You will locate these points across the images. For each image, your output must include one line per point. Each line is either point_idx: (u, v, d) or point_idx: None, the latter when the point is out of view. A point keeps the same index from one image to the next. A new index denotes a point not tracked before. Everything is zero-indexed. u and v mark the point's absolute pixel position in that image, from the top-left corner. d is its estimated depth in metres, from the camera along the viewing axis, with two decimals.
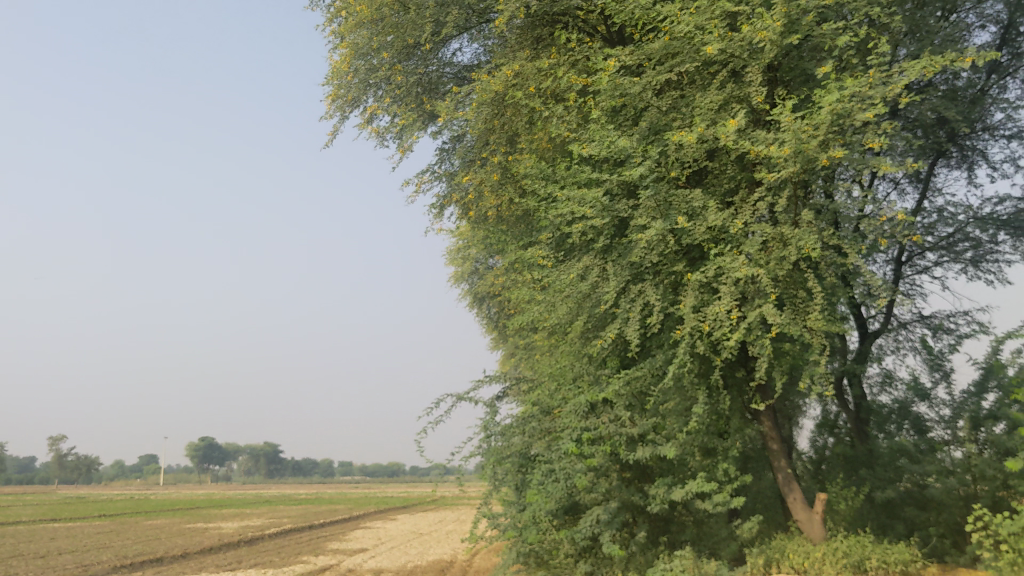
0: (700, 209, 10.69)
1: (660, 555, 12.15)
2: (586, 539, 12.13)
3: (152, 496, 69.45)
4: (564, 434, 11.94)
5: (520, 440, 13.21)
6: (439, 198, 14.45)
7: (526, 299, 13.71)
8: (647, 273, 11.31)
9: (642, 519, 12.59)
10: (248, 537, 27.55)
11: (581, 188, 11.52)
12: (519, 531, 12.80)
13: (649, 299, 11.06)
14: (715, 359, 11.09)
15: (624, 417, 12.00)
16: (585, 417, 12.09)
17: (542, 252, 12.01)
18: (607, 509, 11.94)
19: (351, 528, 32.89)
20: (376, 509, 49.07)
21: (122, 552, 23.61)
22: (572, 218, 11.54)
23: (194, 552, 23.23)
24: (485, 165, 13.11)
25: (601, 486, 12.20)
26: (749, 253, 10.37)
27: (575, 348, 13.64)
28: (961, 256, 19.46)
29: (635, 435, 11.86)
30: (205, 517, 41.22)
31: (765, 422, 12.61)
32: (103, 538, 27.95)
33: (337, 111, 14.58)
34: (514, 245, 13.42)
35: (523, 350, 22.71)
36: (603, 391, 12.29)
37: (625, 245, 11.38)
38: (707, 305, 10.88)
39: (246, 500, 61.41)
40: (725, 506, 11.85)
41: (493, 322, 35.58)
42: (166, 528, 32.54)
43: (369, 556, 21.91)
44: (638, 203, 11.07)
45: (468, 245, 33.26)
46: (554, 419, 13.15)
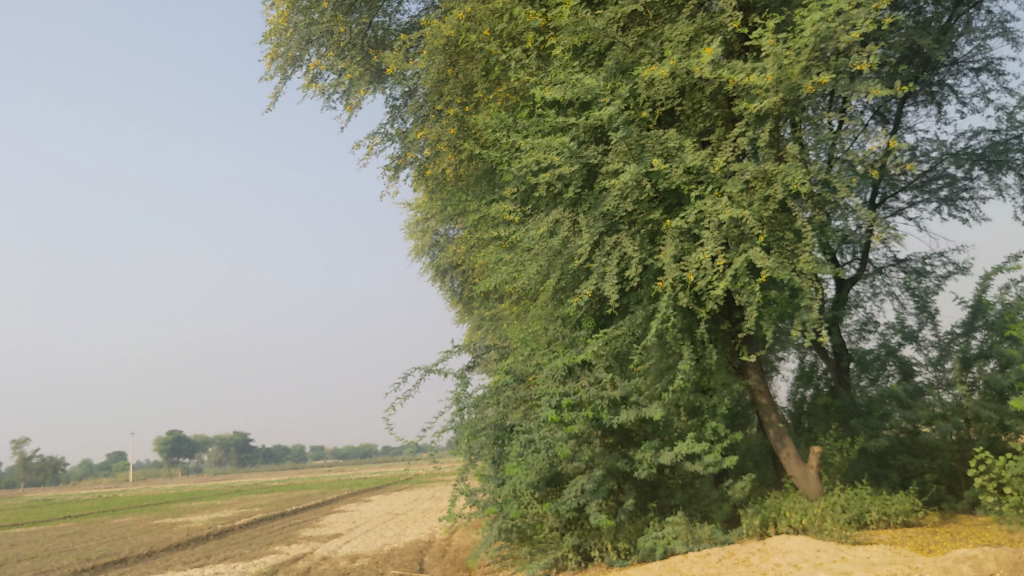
0: (675, 149, 9.97)
1: (651, 523, 11.45)
2: (572, 511, 11.40)
3: (120, 494, 68.08)
4: (542, 401, 11.10)
5: (494, 411, 12.48)
6: (394, 158, 13.51)
7: (493, 260, 12.84)
8: (622, 224, 10.52)
9: (628, 486, 11.88)
10: (217, 530, 26.62)
11: (546, 134, 10.69)
12: (500, 507, 12.08)
13: (625, 251, 10.25)
14: (700, 311, 10.36)
15: (605, 380, 11.17)
16: (562, 382, 11.25)
17: (507, 209, 11.13)
18: (592, 478, 11.22)
19: (325, 514, 32.00)
20: (349, 492, 48.17)
21: (84, 555, 22.57)
22: (538, 168, 10.63)
23: (161, 549, 22.27)
24: (441, 120, 12.08)
25: (583, 455, 11.53)
26: (732, 194, 9.69)
27: (547, 311, 12.85)
28: (935, 195, 18.88)
29: (618, 397, 11.06)
30: (173, 512, 40.10)
31: (753, 375, 11.92)
32: (66, 540, 26.89)
33: (278, 71, 13.57)
34: (476, 204, 12.53)
35: (489, 318, 21.89)
36: (580, 352, 11.51)
37: (596, 195, 10.54)
38: (689, 254, 10.10)
39: (218, 492, 60.31)
40: (717, 467, 11.15)
41: (457, 295, 34.66)
42: (132, 526, 31.47)
43: (345, 541, 21.11)
44: (608, 148, 10.29)
45: (428, 216, 32.29)
46: (530, 386, 12.37)
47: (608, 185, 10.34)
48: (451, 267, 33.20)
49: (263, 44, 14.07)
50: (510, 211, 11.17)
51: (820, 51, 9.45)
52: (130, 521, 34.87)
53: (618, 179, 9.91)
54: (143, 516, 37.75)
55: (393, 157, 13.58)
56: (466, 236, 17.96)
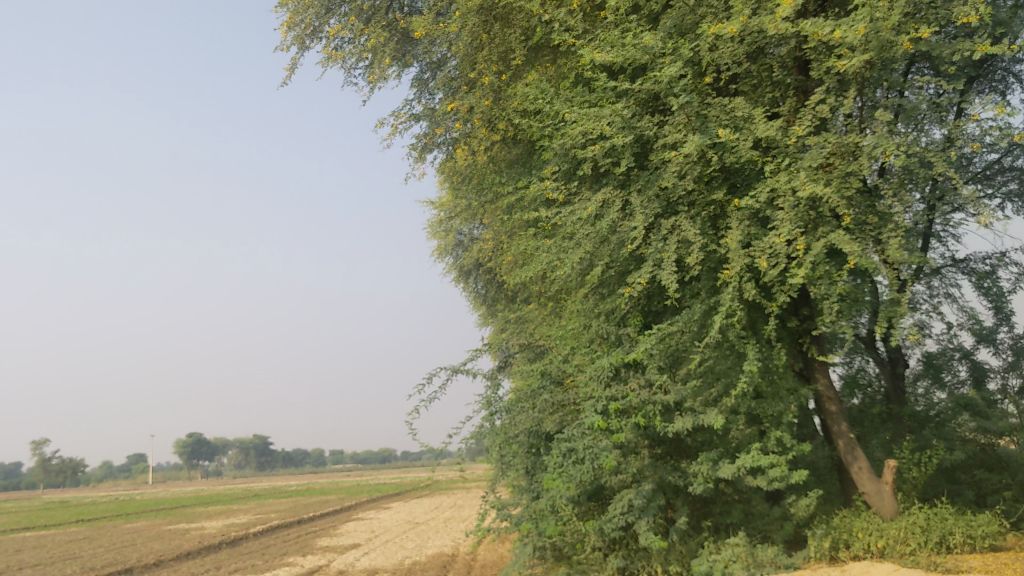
0: (744, 118, 8.75)
1: (706, 544, 10.15)
2: (617, 529, 10.14)
3: (138, 498, 67.17)
4: (586, 405, 9.81)
5: (530, 416, 11.23)
6: (420, 137, 12.22)
7: (529, 249, 11.57)
8: (679, 204, 9.20)
9: (680, 501, 10.59)
10: (230, 538, 25.45)
11: (594, 103, 9.44)
12: (536, 523, 10.84)
13: (685, 237, 8.93)
14: (769, 305, 9.10)
15: (657, 383, 9.83)
16: (609, 384, 9.95)
17: (549, 186, 9.79)
18: (641, 493, 9.99)
19: (341, 522, 30.73)
20: (368, 498, 47.02)
21: (89, 563, 21.45)
22: (585, 140, 9.38)
23: (169, 559, 21.08)
24: (473, 92, 10.74)
25: (631, 466, 10.28)
26: (810, 168, 8.45)
27: (588, 306, 11.56)
28: (1001, 188, 17.47)
29: (671, 403, 9.72)
30: (187, 516, 38.99)
31: (821, 378, 10.63)
32: (73, 547, 25.80)
33: (294, 42, 12.41)
34: (512, 187, 11.25)
35: (517, 319, 20.65)
36: (630, 351, 10.21)
37: (651, 172, 9.26)
38: (759, 239, 8.83)
39: (235, 497, 59.23)
40: (783, 483, 9.84)
41: (482, 297, 33.41)
42: (143, 532, 30.35)
43: (363, 553, 19.90)
44: (666, 119, 9.06)
45: (454, 214, 31.07)
46: (570, 389, 11.11)
47: (664, 160, 9.07)
48: (476, 268, 31.90)
49: (279, 12, 12.93)
50: (553, 187, 9.81)
51: (915, 3, 8.20)
52: (143, 526, 33.93)
53: (678, 151, 8.67)
54: (156, 521, 36.63)
55: (419, 136, 12.28)
56: (497, 228, 16.72)
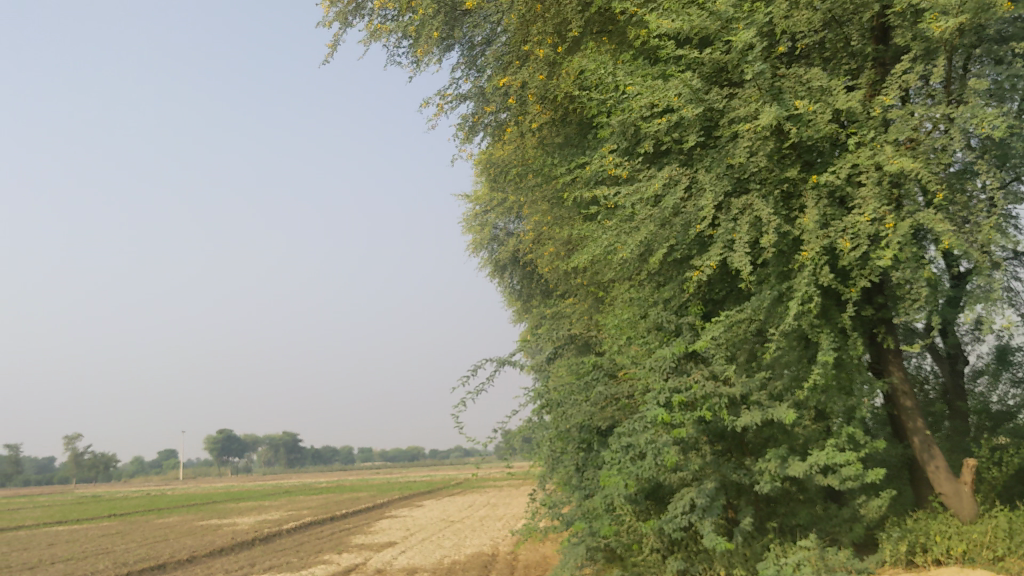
0: (824, 88, 8.09)
1: (772, 546, 9.48)
2: (677, 530, 9.53)
3: (171, 494, 67.14)
4: (647, 397, 9.22)
5: (583, 411, 10.68)
6: (466, 116, 11.66)
7: (582, 234, 10.96)
8: (750, 182, 8.55)
9: (743, 501, 9.95)
10: (264, 534, 25.00)
11: (658, 73, 8.76)
12: (590, 522, 10.28)
13: (758, 216, 8.26)
14: (848, 290, 8.43)
15: (723, 375, 9.20)
16: (670, 375, 9.35)
17: (611, 160, 9.04)
18: (704, 491, 9.40)
19: (375, 519, 30.27)
20: (401, 495, 46.54)
21: (122, 559, 21.10)
22: (649, 113, 8.70)
23: (202, 554, 20.68)
24: (526, 66, 10.16)
25: (693, 464, 9.75)
26: (897, 142, 7.78)
27: (644, 294, 10.94)
28: None
29: (737, 395, 9.08)
30: (218, 512, 38.68)
31: (896, 372, 9.94)
32: (107, 542, 25.54)
33: (337, 18, 11.91)
34: (565, 167, 10.65)
35: (559, 313, 20.02)
36: (692, 341, 9.60)
37: (719, 148, 8.60)
38: (837, 219, 8.17)
39: (268, 493, 59.08)
40: (857, 482, 9.19)
41: (518, 292, 32.71)
42: (175, 527, 30.04)
43: (400, 551, 19.38)
44: (737, 90, 8.42)
45: (491, 207, 30.38)
46: (625, 382, 10.51)
47: (734, 134, 8.42)
48: (511, 263, 31.29)
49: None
50: (614, 162, 9.09)
51: None
52: (176, 522, 33.70)
53: (752, 124, 8.03)
54: (187, 516, 36.34)
55: (466, 116, 11.72)
56: (543, 216, 16.09)
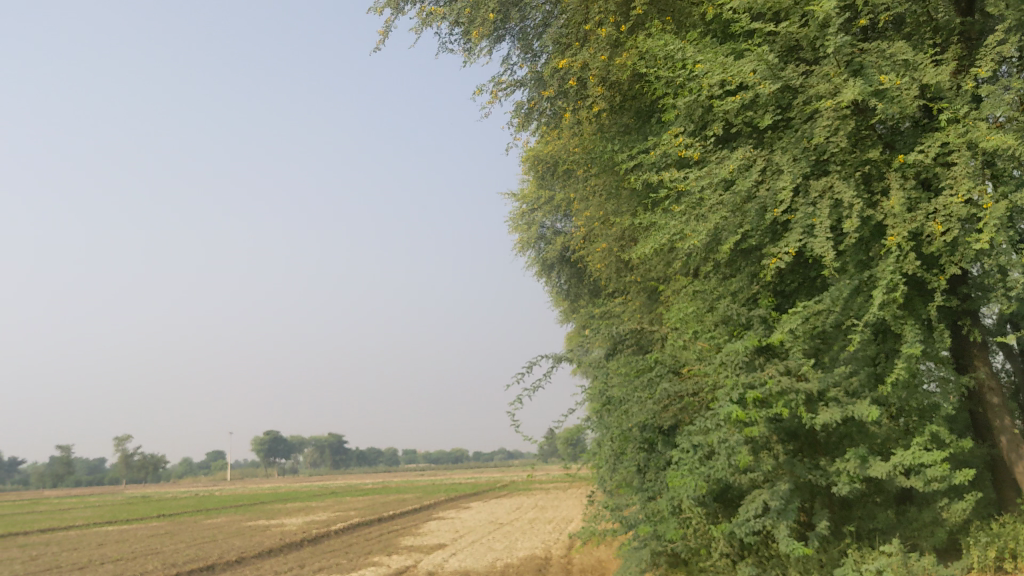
0: (910, 62, 7.57)
1: (852, 552, 8.93)
2: (750, 534, 9.01)
3: (218, 494, 67.37)
4: (718, 394, 8.72)
5: (644, 409, 10.14)
6: (522, 102, 11.25)
7: (644, 224, 10.48)
8: (829, 164, 8.03)
9: (817, 504, 9.40)
10: (312, 535, 24.71)
11: (730, 50, 8.36)
12: (656, 525, 9.78)
13: (839, 199, 7.74)
14: (935, 279, 7.88)
15: (799, 369, 8.68)
16: (742, 370, 8.84)
17: (681, 141, 8.64)
18: (778, 492, 8.87)
19: (423, 521, 29.92)
20: (447, 498, 46.15)
21: (170, 559, 20.90)
22: (721, 91, 8.32)
23: (250, 556, 20.42)
24: (587, 46, 9.74)
25: (765, 464, 9.23)
26: (992, 118, 7.23)
27: (710, 287, 10.44)
28: None
29: (814, 391, 8.55)
30: (265, 513, 38.57)
31: (982, 367, 9.34)
32: (156, 542, 25.37)
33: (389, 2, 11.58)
34: (626, 153, 10.20)
35: (613, 311, 19.50)
36: (765, 334, 9.09)
37: (795, 128, 8.10)
38: (926, 202, 7.62)
39: (314, 494, 59.02)
40: (943, 484, 8.61)
41: (566, 291, 32.16)
42: (223, 528, 29.90)
43: (451, 554, 18.95)
44: (815, 66, 7.92)
45: (539, 205, 29.88)
46: (690, 379, 10.02)
47: (811, 113, 7.96)
48: (559, 261, 30.80)
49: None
50: (684, 143, 8.69)
51: None
52: (224, 522, 33.61)
53: (833, 100, 7.51)
54: (235, 518, 36.23)
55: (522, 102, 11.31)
56: (598, 211, 15.61)
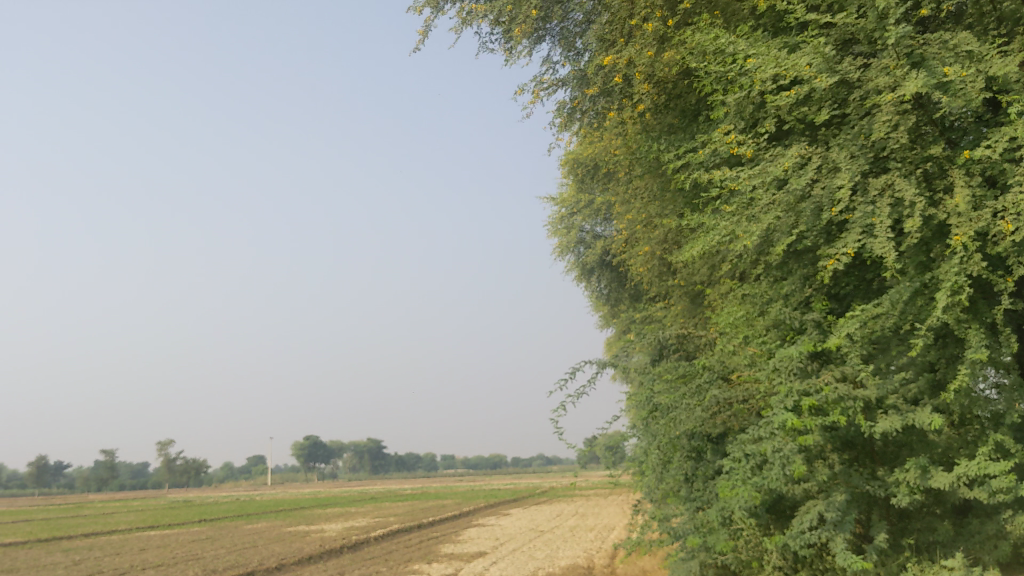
0: (975, 52, 7.21)
1: (911, 567, 8.55)
2: (805, 547, 8.67)
3: (258, 499, 67.70)
4: (772, 401, 8.40)
5: (692, 417, 9.83)
6: (566, 100, 11.04)
7: (691, 225, 10.21)
8: (888, 161, 7.69)
9: (875, 515, 9.02)
10: (352, 542, 24.60)
11: (784, 44, 8.08)
12: (706, 538, 9.47)
13: (899, 197, 7.40)
14: (1002, 281, 7.50)
15: (856, 375, 8.33)
16: (797, 376, 8.52)
17: (734, 137, 8.38)
18: (835, 503, 8.53)
19: (464, 528, 29.71)
20: (486, 504, 45.96)
21: (212, 565, 20.87)
22: (775, 86, 8.04)
23: (291, 562, 20.34)
24: (633, 42, 9.50)
25: (820, 474, 8.89)
26: None
27: (761, 290, 10.13)
28: None
29: (872, 399, 8.19)
30: (305, 519, 38.58)
31: None
32: (197, 548, 25.35)
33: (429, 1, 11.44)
34: (673, 152, 9.93)
35: (657, 316, 19.16)
36: (820, 339, 8.76)
37: (853, 124, 7.78)
38: (993, 200, 7.24)
39: (354, 500, 59.18)
40: (1009, 496, 8.18)
41: (607, 296, 31.81)
42: (264, 534, 29.92)
43: (493, 562, 18.71)
44: (873, 58, 7.60)
45: (579, 209, 29.59)
46: (740, 386, 9.70)
47: (869, 107, 7.64)
48: (599, 265, 30.49)
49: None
50: (736, 140, 8.42)
51: None
52: (265, 528, 33.60)
53: (894, 93, 7.18)
54: (275, 523, 36.28)
55: (566, 100, 11.09)
56: (642, 214, 15.32)
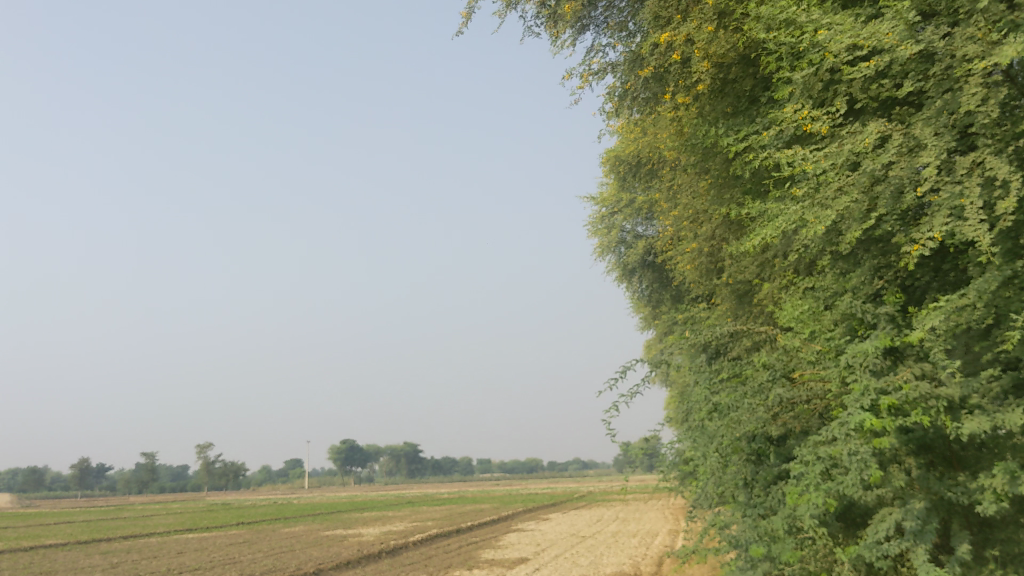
0: None
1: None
2: (882, 559, 8.02)
3: (296, 502, 67.58)
4: (846, 401, 7.77)
5: (753, 417, 9.23)
6: (619, 80, 10.55)
7: (751, 213, 9.63)
8: (976, 139, 7.04)
9: (955, 525, 8.32)
10: (391, 546, 24.15)
11: (859, 14, 7.51)
12: (771, 547, 8.83)
13: (991, 176, 6.74)
14: None
15: (937, 373, 7.68)
16: (872, 374, 7.88)
17: (805, 115, 7.82)
18: (914, 511, 7.87)
19: (504, 533, 29.14)
20: (525, 508, 45.41)
21: (250, 569, 20.47)
22: (850, 59, 7.46)
23: (330, 567, 19.91)
24: (693, 17, 8.99)
25: (896, 479, 8.26)
26: None
27: (826, 284, 9.52)
28: None
29: (956, 398, 7.54)
30: (343, 522, 38.21)
31: None
32: (235, 552, 25.01)
33: None
34: (733, 135, 9.38)
35: (707, 315, 18.51)
36: (895, 333, 8.13)
37: (935, 100, 7.15)
38: None
39: (391, 503, 58.83)
40: None
41: (649, 296, 31.10)
42: (302, 537, 29.56)
43: (536, 568, 18.12)
44: (959, 27, 6.97)
45: (620, 208, 28.94)
46: (804, 384, 9.12)
47: (955, 81, 7.01)
48: (640, 266, 29.81)
49: None
50: (806, 119, 7.85)
51: None
52: (302, 531, 33.08)
53: (985, 62, 6.55)
54: (313, 527, 35.90)
55: (618, 80, 10.61)
56: (692, 208, 14.72)
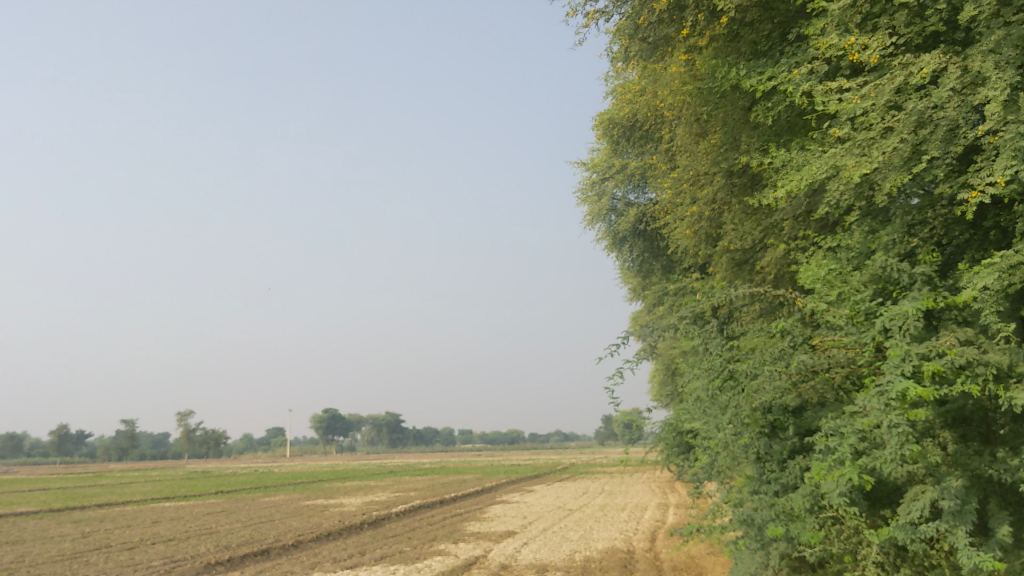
0: None
1: None
2: (916, 542, 7.28)
3: (275, 470, 66.75)
4: (885, 367, 6.99)
5: (770, 386, 8.47)
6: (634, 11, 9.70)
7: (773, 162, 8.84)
8: None
9: (992, 505, 7.58)
10: (372, 518, 23.28)
11: None
12: (791, 527, 8.07)
13: None
14: None
15: (984, 339, 6.93)
16: (912, 339, 7.10)
17: (846, 47, 7.02)
18: (953, 490, 7.13)
19: (488, 505, 28.41)
20: (508, 480, 44.75)
21: (224, 541, 19.52)
22: None
23: (308, 539, 19.01)
24: None
25: (930, 455, 7.54)
26: None
27: (851, 244, 8.77)
28: None
29: (1005, 365, 6.78)
30: (322, 492, 37.34)
31: None
32: (210, 522, 24.06)
33: None
34: (757, 74, 8.58)
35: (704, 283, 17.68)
36: (935, 295, 7.36)
37: (999, 28, 6.32)
38: None
39: (370, 473, 57.86)
40: None
41: (639, 266, 30.23)
42: (280, 508, 28.66)
43: (523, 543, 17.33)
44: None
45: (613, 173, 27.98)
46: (825, 352, 8.36)
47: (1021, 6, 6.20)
48: (631, 234, 28.92)
49: None
50: (848, 52, 7.04)
51: None
52: (280, 501, 32.20)
53: None
54: (292, 497, 35.00)
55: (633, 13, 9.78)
56: (694, 168, 13.89)
